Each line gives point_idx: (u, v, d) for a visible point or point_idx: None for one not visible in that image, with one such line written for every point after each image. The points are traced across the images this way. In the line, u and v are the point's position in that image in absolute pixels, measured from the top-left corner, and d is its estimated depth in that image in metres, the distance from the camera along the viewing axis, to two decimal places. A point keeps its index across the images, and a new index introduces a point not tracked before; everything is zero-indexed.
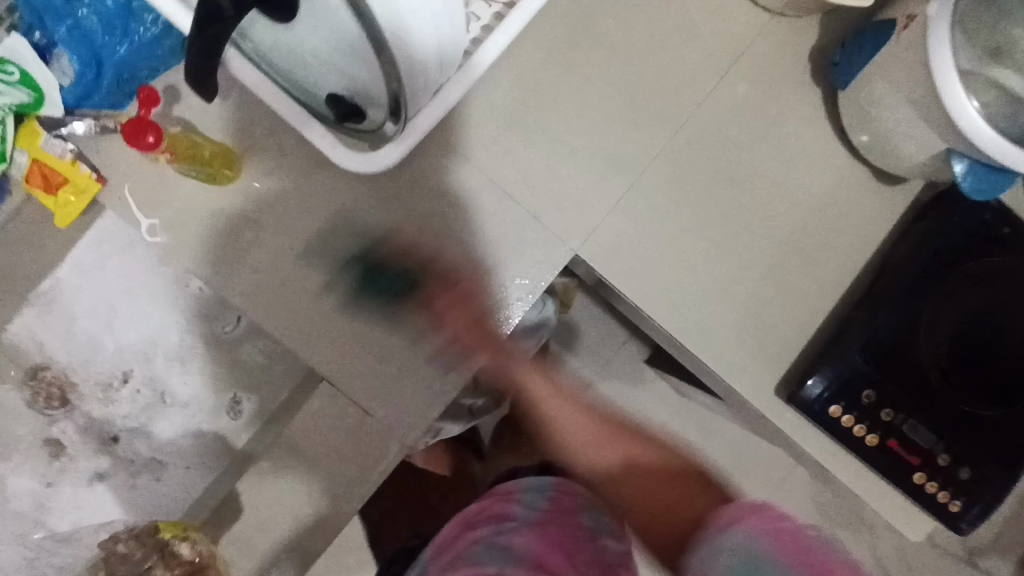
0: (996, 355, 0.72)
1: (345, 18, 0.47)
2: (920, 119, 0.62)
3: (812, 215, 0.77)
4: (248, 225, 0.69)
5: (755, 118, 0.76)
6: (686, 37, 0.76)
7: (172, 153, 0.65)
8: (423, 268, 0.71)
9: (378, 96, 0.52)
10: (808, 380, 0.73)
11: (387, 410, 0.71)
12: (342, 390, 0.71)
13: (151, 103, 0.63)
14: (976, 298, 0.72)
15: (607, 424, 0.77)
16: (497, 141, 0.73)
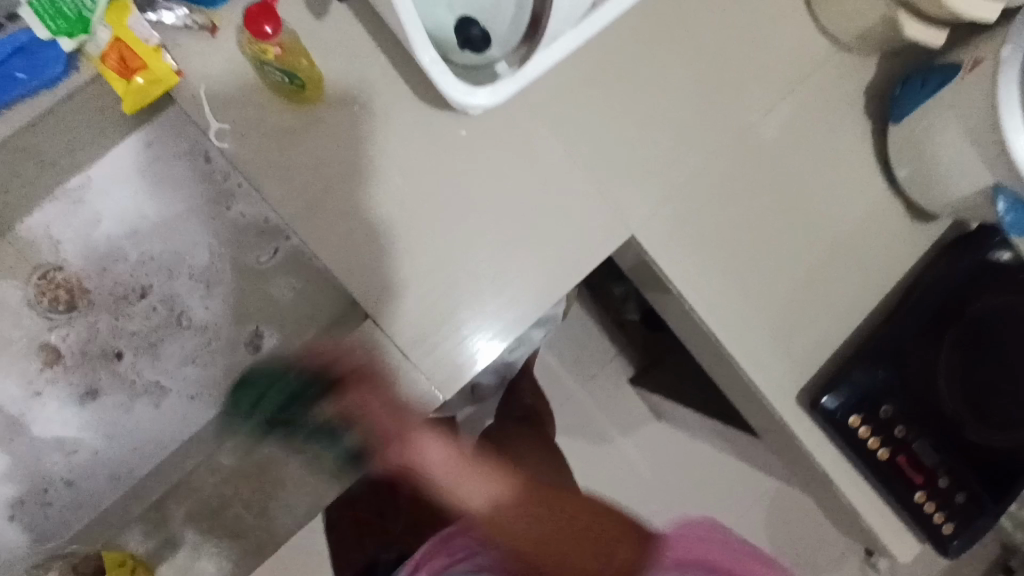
0: (1004, 388, 0.77)
1: None
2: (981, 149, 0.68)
3: (849, 236, 0.81)
4: (320, 148, 0.67)
5: (812, 138, 0.80)
6: (765, 49, 0.79)
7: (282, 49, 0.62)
8: (487, 222, 0.71)
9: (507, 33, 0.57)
10: (831, 392, 0.76)
11: (429, 358, 0.69)
12: (384, 329, 0.68)
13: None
14: (997, 333, 0.77)
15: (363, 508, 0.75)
16: (576, 112, 0.74)
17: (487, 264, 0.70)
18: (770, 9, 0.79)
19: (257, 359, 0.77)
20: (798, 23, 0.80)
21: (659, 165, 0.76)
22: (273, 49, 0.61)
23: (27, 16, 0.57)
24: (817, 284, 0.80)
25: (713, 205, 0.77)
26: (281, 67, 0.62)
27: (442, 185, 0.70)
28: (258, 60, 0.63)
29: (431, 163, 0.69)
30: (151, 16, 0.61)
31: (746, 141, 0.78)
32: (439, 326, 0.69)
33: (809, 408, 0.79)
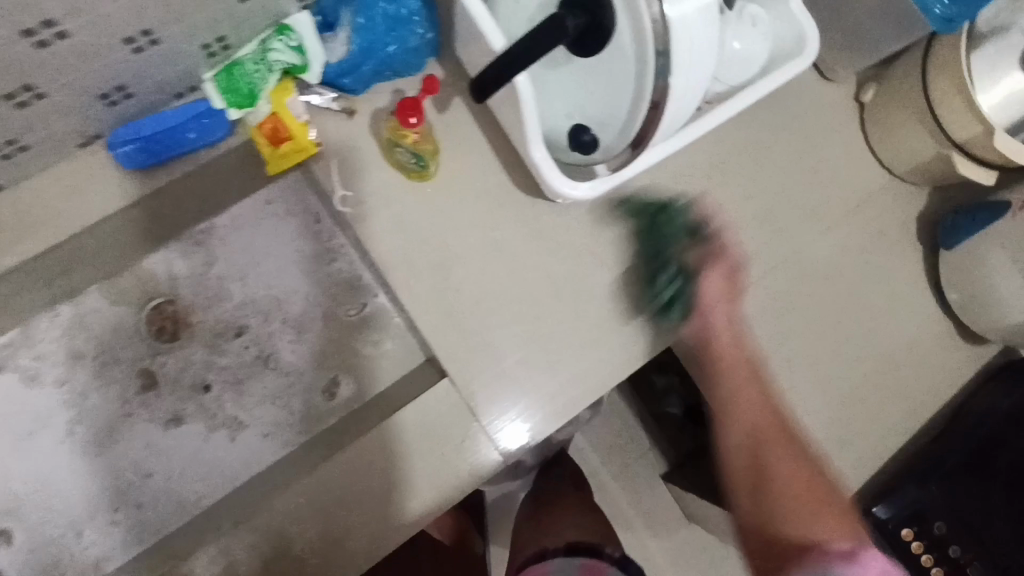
0: None
1: (627, 72, 0.58)
2: None
3: (900, 351, 0.85)
4: (424, 220, 0.75)
5: (863, 257, 0.87)
6: (824, 174, 0.87)
7: (418, 136, 0.74)
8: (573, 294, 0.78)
9: (613, 142, 0.63)
10: (880, 501, 0.77)
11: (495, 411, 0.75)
12: (460, 391, 0.74)
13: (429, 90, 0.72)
14: None
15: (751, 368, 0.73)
16: (654, 211, 0.82)
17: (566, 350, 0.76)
18: (831, 142, 0.88)
19: (333, 406, 0.83)
20: (858, 154, 0.88)
21: None
22: (411, 137, 0.74)
23: (210, 88, 0.70)
24: (869, 396, 0.84)
25: (771, 309, 0.83)
26: (410, 151, 0.74)
27: (528, 262, 0.78)
28: (390, 142, 0.74)
29: (522, 246, 0.78)
30: (307, 97, 0.73)
31: (803, 253, 0.85)
32: (509, 403, 0.75)
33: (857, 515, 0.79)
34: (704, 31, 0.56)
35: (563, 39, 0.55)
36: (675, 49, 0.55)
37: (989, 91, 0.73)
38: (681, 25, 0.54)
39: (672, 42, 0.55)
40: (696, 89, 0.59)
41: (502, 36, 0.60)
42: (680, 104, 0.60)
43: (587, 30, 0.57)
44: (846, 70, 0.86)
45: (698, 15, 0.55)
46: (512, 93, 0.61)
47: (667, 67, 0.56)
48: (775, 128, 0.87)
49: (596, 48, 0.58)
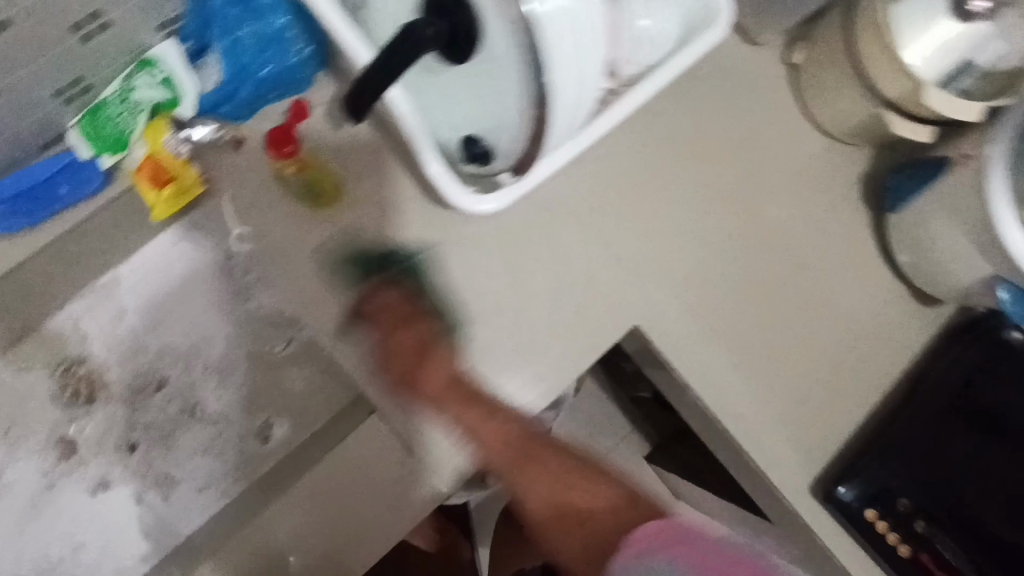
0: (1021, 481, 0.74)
1: (508, 71, 0.52)
2: (970, 245, 0.70)
3: (854, 322, 0.82)
4: (330, 246, 0.69)
5: (807, 228, 0.83)
6: (758, 145, 0.83)
7: (300, 166, 0.68)
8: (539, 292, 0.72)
9: (509, 148, 0.57)
10: (842, 484, 0.75)
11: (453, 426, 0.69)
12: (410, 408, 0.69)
13: (299, 116, 0.67)
14: (1003, 425, 0.76)
15: (521, 442, 0.62)
16: (579, 207, 0.77)
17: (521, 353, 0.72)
18: (761, 111, 0.83)
19: (268, 450, 0.78)
20: (792, 120, 0.84)
21: (656, 258, 0.78)
22: (302, 172, 0.68)
23: (75, 136, 0.65)
24: (824, 372, 0.80)
25: (712, 296, 0.79)
26: (303, 187, 0.69)
27: (468, 265, 0.72)
28: (280, 174, 0.68)
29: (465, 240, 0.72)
30: (189, 133, 0.66)
31: (742, 233, 0.81)
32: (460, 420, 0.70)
33: (822, 499, 0.77)
34: (585, 32, 0.51)
35: (422, 48, 0.49)
36: (552, 55, 0.50)
37: (914, 44, 0.68)
38: (557, 29, 0.49)
39: (546, 48, 0.50)
40: (590, 89, 0.55)
41: (369, 47, 0.54)
42: (572, 98, 0.54)
43: (452, 34, 0.51)
44: (769, 31, 0.81)
45: (577, 16, 0.50)
46: (389, 108, 0.56)
47: (541, 62, 0.50)
48: (700, 103, 0.82)
49: (468, 52, 0.52)
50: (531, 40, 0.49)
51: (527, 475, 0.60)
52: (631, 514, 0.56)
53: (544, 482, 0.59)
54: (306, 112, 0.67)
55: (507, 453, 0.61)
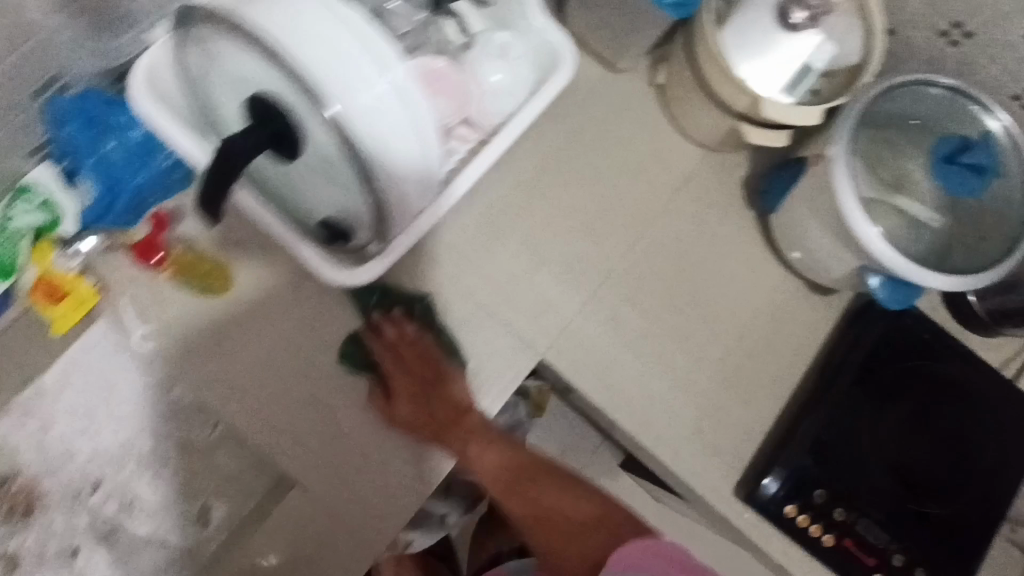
0: (923, 453, 0.80)
1: (336, 158, 0.53)
2: (834, 241, 0.74)
3: (753, 322, 0.85)
4: (235, 331, 0.73)
5: (697, 238, 0.86)
6: (637, 167, 0.86)
7: (172, 270, 0.72)
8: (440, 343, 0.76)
9: (365, 222, 0.60)
10: (764, 479, 0.78)
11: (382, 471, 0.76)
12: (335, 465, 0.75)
13: (161, 226, 0.71)
14: (905, 400, 0.80)
15: (515, 463, 0.73)
16: (470, 254, 0.80)
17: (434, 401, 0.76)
18: (635, 133, 0.87)
19: (209, 532, 0.81)
20: (666, 137, 0.87)
21: (553, 291, 0.82)
22: (200, 269, 0.72)
23: None
24: (731, 374, 0.84)
25: (612, 319, 0.83)
26: (202, 283, 0.72)
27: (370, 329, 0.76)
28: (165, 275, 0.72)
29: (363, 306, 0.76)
30: (77, 246, 0.69)
31: (634, 254, 0.84)
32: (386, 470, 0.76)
33: (747, 499, 0.79)
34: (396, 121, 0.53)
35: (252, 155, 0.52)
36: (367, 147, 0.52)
37: (743, 59, 0.72)
38: (363, 122, 0.51)
39: (358, 143, 0.52)
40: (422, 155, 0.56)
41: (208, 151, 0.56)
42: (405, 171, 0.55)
43: (275, 137, 0.52)
44: (628, 59, 0.85)
45: (383, 107, 0.52)
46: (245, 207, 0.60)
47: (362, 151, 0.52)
48: (575, 135, 0.86)
49: (297, 146, 0.53)
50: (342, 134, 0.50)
51: (539, 484, 0.72)
52: (594, 537, 0.65)
53: (544, 483, 0.71)
54: (167, 221, 0.72)
55: (496, 476, 0.73)
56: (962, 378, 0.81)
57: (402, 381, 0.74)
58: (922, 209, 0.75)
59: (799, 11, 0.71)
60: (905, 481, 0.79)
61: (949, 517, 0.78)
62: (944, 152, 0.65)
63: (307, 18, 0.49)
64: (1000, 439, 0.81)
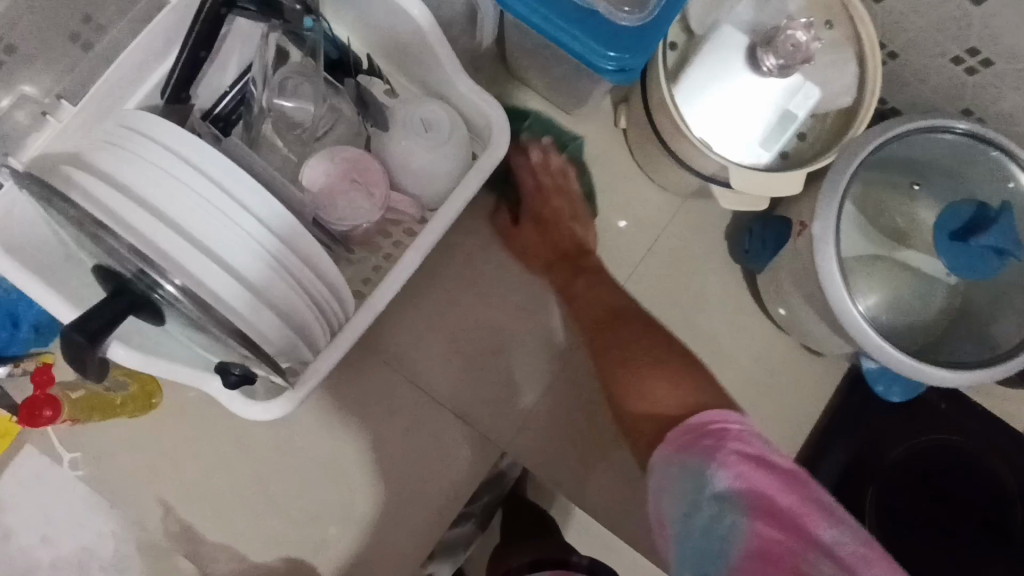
0: (935, 528, 0.71)
1: (197, 317, 0.48)
2: (821, 319, 0.64)
3: (743, 393, 0.75)
4: (166, 452, 0.70)
5: (675, 303, 0.76)
6: (604, 224, 0.76)
7: (73, 419, 0.66)
8: (391, 443, 0.72)
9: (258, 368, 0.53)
10: None
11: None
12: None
13: (44, 381, 0.64)
14: (909, 472, 0.72)
15: (612, 315, 0.66)
16: (418, 344, 0.74)
17: (376, 507, 0.71)
18: (599, 186, 0.77)
19: None
20: (635, 188, 0.77)
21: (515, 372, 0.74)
22: (120, 399, 0.68)
23: None
24: None
25: (578, 397, 0.75)
26: (127, 411, 0.69)
27: (312, 439, 0.71)
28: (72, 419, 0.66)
29: (302, 412, 0.71)
30: None
31: None
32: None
33: None
34: (256, 256, 0.49)
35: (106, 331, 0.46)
36: (225, 293, 0.47)
37: (698, 117, 0.62)
38: (215, 269, 0.47)
39: (209, 304, 0.46)
40: (290, 292, 0.51)
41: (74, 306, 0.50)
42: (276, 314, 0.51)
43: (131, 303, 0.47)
44: (584, 104, 0.74)
45: (237, 244, 0.48)
46: (128, 364, 0.53)
47: (217, 315, 0.46)
48: None
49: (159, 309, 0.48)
50: (191, 301, 0.45)
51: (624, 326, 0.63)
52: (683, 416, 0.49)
53: (633, 328, 0.63)
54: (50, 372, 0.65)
55: (591, 316, 0.67)
56: (964, 443, 0.72)
57: (537, 240, 0.73)
58: (934, 264, 0.63)
59: (770, 56, 0.60)
60: (906, 543, 0.71)
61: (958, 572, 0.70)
62: (951, 229, 0.56)
63: (142, 173, 0.47)
64: None
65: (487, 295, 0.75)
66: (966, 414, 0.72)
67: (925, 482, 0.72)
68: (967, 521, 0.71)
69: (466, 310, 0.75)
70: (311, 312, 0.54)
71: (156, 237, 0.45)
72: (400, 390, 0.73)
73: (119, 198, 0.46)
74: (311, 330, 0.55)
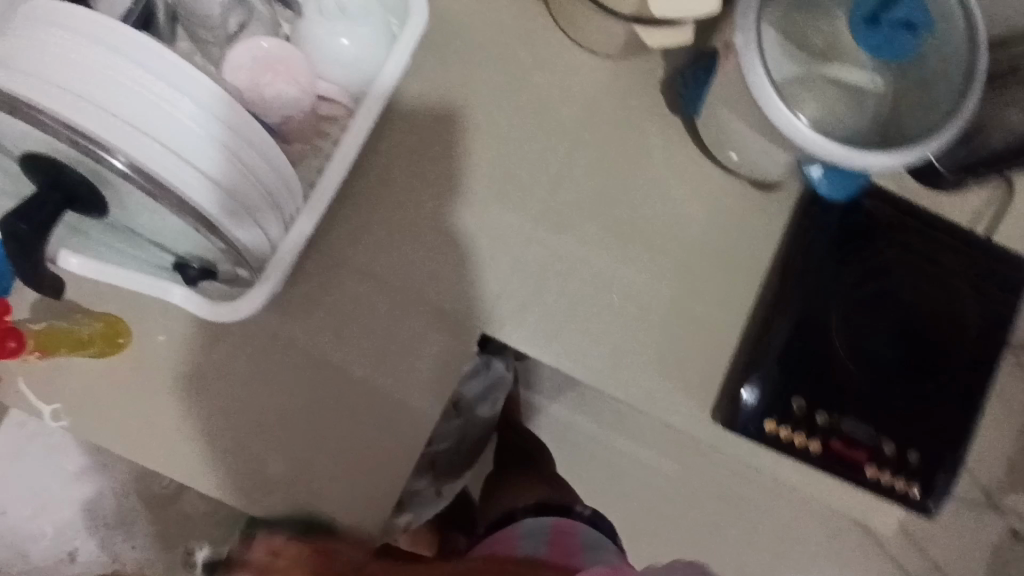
0: (900, 330, 0.74)
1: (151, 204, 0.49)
2: (761, 136, 0.66)
3: (700, 238, 0.78)
4: (143, 389, 0.69)
5: (623, 161, 0.77)
6: (540, 95, 0.77)
7: (41, 351, 0.66)
8: (373, 345, 0.72)
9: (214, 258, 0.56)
10: (741, 392, 0.72)
11: (341, 487, 0.71)
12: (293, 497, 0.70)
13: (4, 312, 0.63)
14: (870, 282, 0.74)
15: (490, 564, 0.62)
16: (378, 242, 0.73)
17: (368, 405, 0.71)
18: (530, 59, 0.77)
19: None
20: (565, 55, 0.77)
21: (479, 254, 0.74)
22: (84, 335, 0.67)
23: None
24: (688, 298, 0.77)
25: (548, 271, 0.75)
26: (92, 348, 0.67)
27: (292, 352, 0.71)
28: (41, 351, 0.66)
29: (276, 327, 0.71)
30: None
31: (557, 198, 0.76)
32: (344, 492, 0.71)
33: (729, 424, 0.73)
34: (196, 134, 0.48)
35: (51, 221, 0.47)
36: (176, 179, 0.48)
37: None
38: (164, 154, 0.47)
39: (161, 184, 0.47)
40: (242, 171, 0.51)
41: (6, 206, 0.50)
42: (230, 194, 0.50)
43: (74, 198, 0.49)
44: None
45: (181, 129, 0.48)
46: (84, 275, 0.55)
47: (173, 195, 0.47)
48: (463, 78, 0.76)
49: (100, 199, 0.50)
50: (143, 179, 0.46)
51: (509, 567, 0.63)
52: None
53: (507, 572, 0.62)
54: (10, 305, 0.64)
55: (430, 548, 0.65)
56: (915, 244, 0.75)
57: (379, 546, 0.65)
58: (857, 71, 0.65)
59: None
60: (881, 344, 0.74)
61: (926, 364, 0.74)
62: (865, 14, 0.58)
63: (57, 61, 0.44)
64: (975, 283, 0.75)
65: (435, 185, 0.74)
66: (913, 220, 0.76)
67: (892, 296, 0.75)
68: (935, 311, 0.75)
69: (421, 200, 0.74)
70: (262, 200, 0.54)
71: (95, 122, 0.44)
72: (369, 295, 0.72)
73: (42, 85, 0.44)
74: (266, 222, 0.56)
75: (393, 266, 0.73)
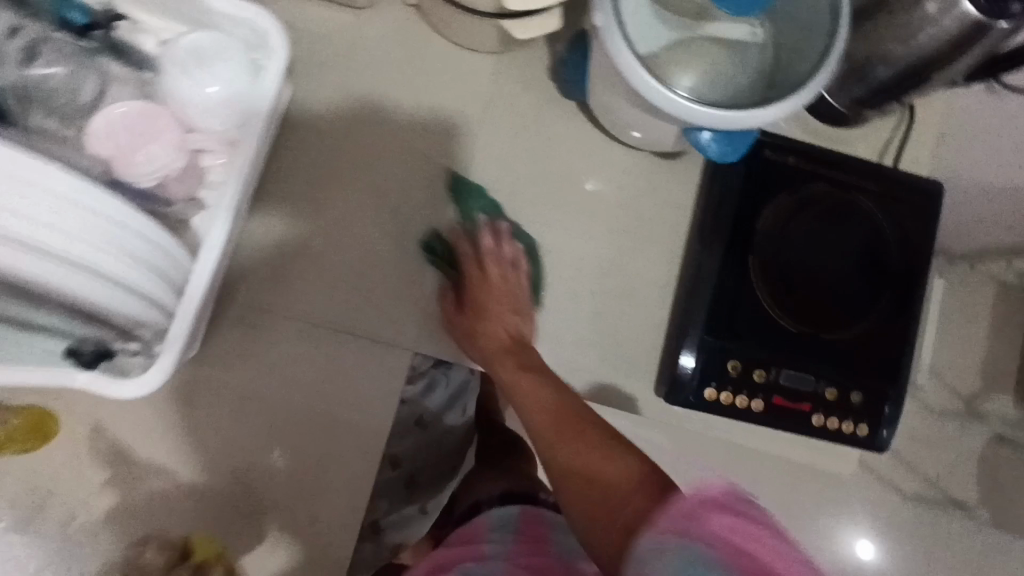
0: (823, 272, 0.75)
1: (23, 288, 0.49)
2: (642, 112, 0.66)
3: (615, 218, 0.78)
4: (81, 472, 0.68)
5: (524, 154, 0.77)
6: (431, 103, 0.76)
7: None
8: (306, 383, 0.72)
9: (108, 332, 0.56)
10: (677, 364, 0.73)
11: (301, 529, 0.71)
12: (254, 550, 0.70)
13: None
14: (787, 232, 0.74)
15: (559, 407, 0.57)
16: (293, 283, 0.73)
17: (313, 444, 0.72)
18: (414, 68, 0.76)
19: None
20: (448, 59, 0.76)
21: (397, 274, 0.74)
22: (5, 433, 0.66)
23: None
24: (613, 279, 0.77)
25: None
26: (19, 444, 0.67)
27: (226, 406, 0.71)
28: None
29: (206, 386, 0.71)
30: None
31: (465, 203, 0.75)
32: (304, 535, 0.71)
33: (671, 397, 0.74)
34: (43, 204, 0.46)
35: None
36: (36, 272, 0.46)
37: None
38: (14, 252, 0.45)
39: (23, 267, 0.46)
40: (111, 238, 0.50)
41: None
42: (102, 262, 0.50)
43: None
44: None
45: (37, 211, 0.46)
46: None
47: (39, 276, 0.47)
48: (349, 100, 0.75)
49: None
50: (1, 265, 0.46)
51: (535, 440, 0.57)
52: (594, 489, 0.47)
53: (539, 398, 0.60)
54: None
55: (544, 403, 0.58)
56: (825, 185, 0.75)
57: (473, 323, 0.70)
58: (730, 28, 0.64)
59: None
60: (808, 290, 0.74)
61: (854, 302, 0.75)
62: None
63: None
64: (889, 214, 0.76)
65: (341, 215, 0.74)
66: (822, 162, 0.76)
67: (811, 240, 0.75)
68: (855, 248, 0.75)
69: (328, 232, 0.74)
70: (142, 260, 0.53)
71: None
72: (293, 335, 0.73)
73: None
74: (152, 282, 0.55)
75: (311, 302, 0.73)
